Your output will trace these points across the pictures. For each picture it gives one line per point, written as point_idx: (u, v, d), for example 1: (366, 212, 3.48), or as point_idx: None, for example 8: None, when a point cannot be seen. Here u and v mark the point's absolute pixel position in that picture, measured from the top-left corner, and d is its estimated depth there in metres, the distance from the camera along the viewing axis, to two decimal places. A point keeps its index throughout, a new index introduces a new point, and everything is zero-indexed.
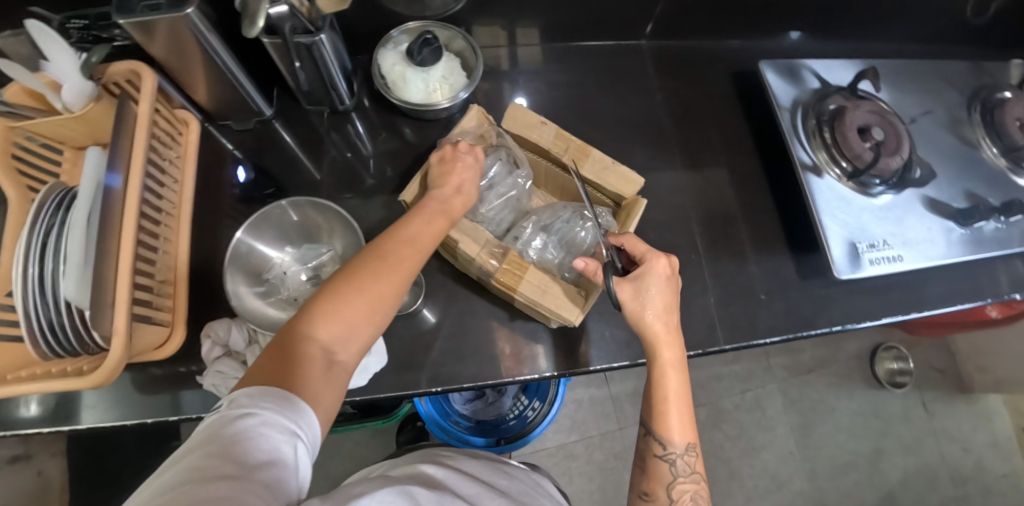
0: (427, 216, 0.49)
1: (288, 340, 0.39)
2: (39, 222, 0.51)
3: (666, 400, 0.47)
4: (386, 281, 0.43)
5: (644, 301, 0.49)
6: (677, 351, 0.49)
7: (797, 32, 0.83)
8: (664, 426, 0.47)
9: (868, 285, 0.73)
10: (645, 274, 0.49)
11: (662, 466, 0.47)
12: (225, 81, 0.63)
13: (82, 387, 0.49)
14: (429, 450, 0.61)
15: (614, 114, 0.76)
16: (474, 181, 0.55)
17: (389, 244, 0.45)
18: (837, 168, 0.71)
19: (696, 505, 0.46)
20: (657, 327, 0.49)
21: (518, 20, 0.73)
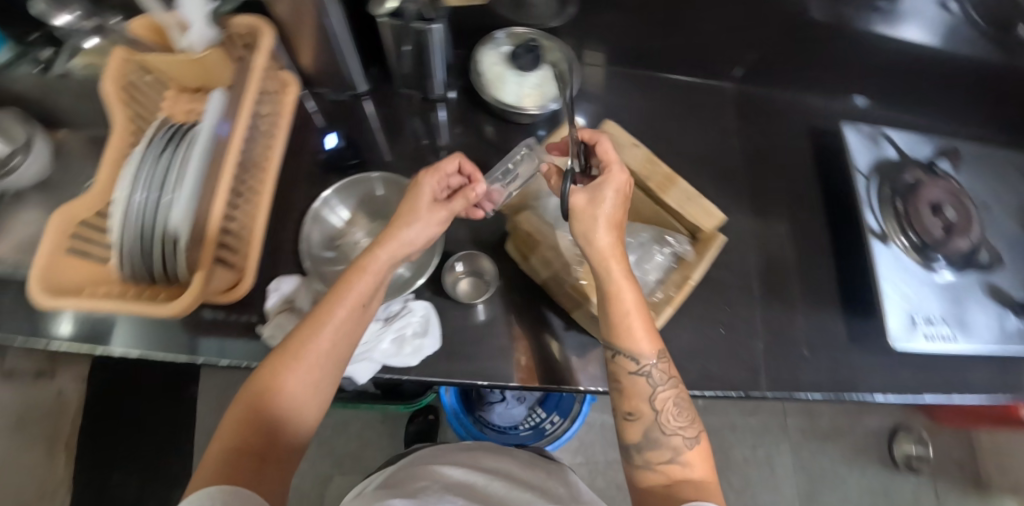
0: (361, 282, 0.52)
1: (238, 426, 0.46)
2: (149, 152, 0.54)
3: (628, 314, 0.50)
4: (310, 373, 0.48)
5: (597, 211, 0.50)
6: (625, 265, 0.50)
7: (860, 96, 0.83)
8: (628, 342, 0.50)
9: (915, 360, 0.72)
10: (599, 184, 0.51)
11: (638, 380, 0.50)
12: (331, 50, 0.66)
13: (156, 315, 0.50)
14: (437, 448, 0.72)
15: (688, 147, 0.77)
16: (433, 220, 0.55)
17: (318, 320, 0.50)
18: (904, 238, 0.71)
19: (678, 408, 0.50)
20: (606, 240, 0.50)
21: (612, 41, 0.76)
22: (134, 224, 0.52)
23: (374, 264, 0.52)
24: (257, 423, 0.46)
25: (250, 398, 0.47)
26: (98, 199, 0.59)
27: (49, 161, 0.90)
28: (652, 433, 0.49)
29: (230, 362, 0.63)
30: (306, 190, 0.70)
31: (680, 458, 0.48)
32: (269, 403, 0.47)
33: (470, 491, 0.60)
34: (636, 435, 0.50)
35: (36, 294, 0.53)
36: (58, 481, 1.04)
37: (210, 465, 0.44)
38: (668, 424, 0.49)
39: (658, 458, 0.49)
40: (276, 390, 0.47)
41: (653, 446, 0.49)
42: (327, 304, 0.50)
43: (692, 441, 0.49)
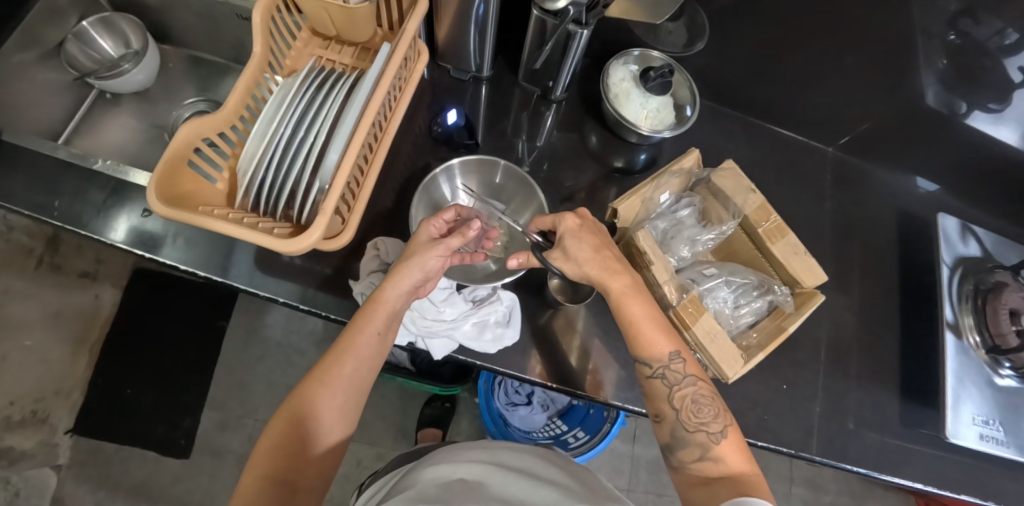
0: (377, 317, 0.52)
1: (274, 454, 0.47)
2: (301, 90, 0.55)
3: (635, 325, 0.52)
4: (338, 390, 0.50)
5: (574, 259, 0.54)
6: (626, 277, 0.53)
7: (931, 185, 0.84)
8: (640, 348, 0.52)
9: (959, 458, 0.72)
10: (562, 235, 0.55)
11: (656, 383, 0.52)
12: (471, 31, 0.67)
13: (271, 247, 0.50)
14: (451, 449, 0.69)
15: (781, 201, 0.78)
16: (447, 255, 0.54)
17: (339, 351, 0.51)
18: (976, 337, 0.72)
19: (698, 405, 0.50)
20: (593, 272, 0.54)
21: (733, 82, 0.77)
22: (271, 157, 0.52)
23: (388, 299, 0.53)
24: (288, 453, 0.47)
25: (280, 428, 0.48)
26: (222, 120, 0.60)
27: (153, 74, 0.91)
28: (678, 432, 0.51)
29: (308, 308, 0.65)
30: (412, 159, 0.71)
31: (710, 455, 0.49)
32: (291, 440, 0.48)
33: (488, 490, 0.57)
34: (667, 436, 0.52)
35: (155, 202, 0.52)
36: (76, 381, 1.11)
37: (248, 498, 0.45)
38: (690, 421, 0.50)
39: (691, 457, 0.50)
40: (301, 420, 0.48)
41: (683, 445, 0.51)
42: (347, 335, 0.52)
43: (718, 436, 0.49)
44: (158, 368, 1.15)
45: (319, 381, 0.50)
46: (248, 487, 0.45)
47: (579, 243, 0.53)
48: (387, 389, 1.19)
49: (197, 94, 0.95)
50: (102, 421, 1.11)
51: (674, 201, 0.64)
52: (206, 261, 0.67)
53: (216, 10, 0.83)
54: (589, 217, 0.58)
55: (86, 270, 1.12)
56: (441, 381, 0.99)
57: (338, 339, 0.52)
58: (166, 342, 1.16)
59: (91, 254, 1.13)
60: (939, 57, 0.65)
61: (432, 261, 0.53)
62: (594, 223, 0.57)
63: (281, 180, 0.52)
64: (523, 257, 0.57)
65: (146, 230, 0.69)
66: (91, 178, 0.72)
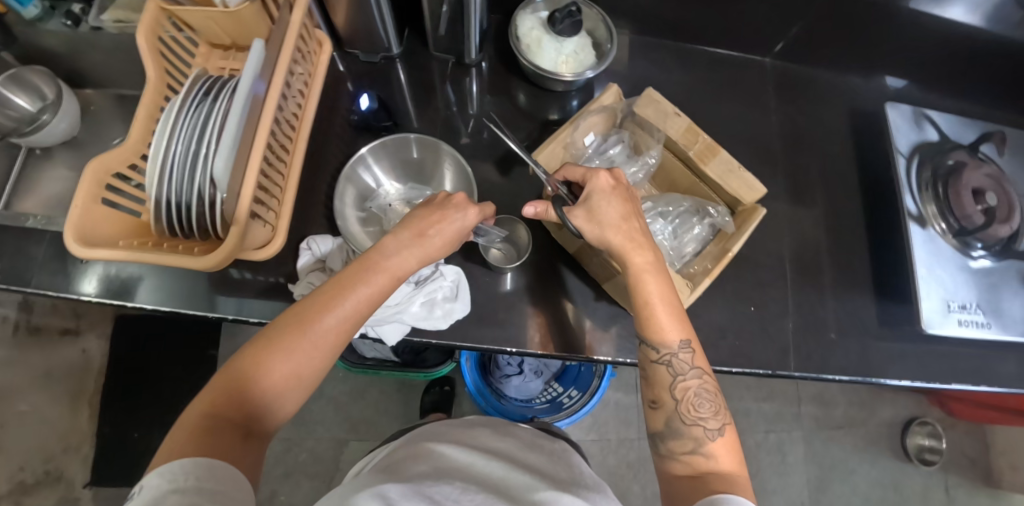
0: (374, 275, 0.48)
1: (231, 387, 0.43)
2: (187, 103, 0.54)
3: (650, 305, 0.50)
4: (308, 353, 0.45)
5: (599, 222, 0.51)
6: (648, 254, 0.50)
7: (903, 81, 0.81)
8: (652, 331, 0.50)
9: (942, 347, 0.71)
10: (591, 192, 0.51)
11: (661, 369, 0.50)
12: (368, 10, 0.65)
13: (195, 267, 0.51)
14: (432, 428, 0.69)
15: (724, 124, 0.76)
16: (455, 236, 0.53)
17: (322, 302, 0.46)
18: (942, 223, 0.70)
19: (700, 399, 0.49)
20: (618, 240, 0.50)
21: (652, 11, 0.74)
22: (174, 175, 0.51)
23: (392, 265, 0.49)
24: (241, 397, 0.43)
25: (239, 370, 0.44)
26: (130, 152, 0.59)
27: (76, 121, 0.89)
28: (675, 422, 0.49)
29: (262, 321, 0.65)
30: (340, 152, 0.69)
31: (702, 450, 0.47)
32: (237, 391, 0.43)
33: (467, 470, 0.57)
34: (659, 424, 0.50)
35: (73, 243, 0.52)
36: (82, 435, 1.10)
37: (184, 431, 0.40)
38: (689, 415, 0.49)
39: (681, 448, 0.48)
40: (267, 365, 0.44)
41: (675, 435, 0.49)
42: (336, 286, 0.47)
43: (715, 432, 0.48)
44: (163, 405, 1.19)
45: (294, 326, 0.45)
46: (190, 420, 0.41)
47: (610, 205, 0.50)
48: (385, 385, 1.20)
49: (124, 131, 0.93)
50: (122, 467, 1.14)
51: (599, 140, 0.62)
52: (179, 293, 0.67)
53: (119, 42, 0.81)
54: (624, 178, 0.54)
55: (66, 325, 1.09)
56: (426, 367, 0.97)
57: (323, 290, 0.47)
58: (168, 378, 1.19)
59: (69, 310, 1.10)
60: None
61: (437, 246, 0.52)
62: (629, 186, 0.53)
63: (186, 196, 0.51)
64: (541, 205, 0.54)
65: (124, 274, 0.68)
66: (25, 234, 0.70)
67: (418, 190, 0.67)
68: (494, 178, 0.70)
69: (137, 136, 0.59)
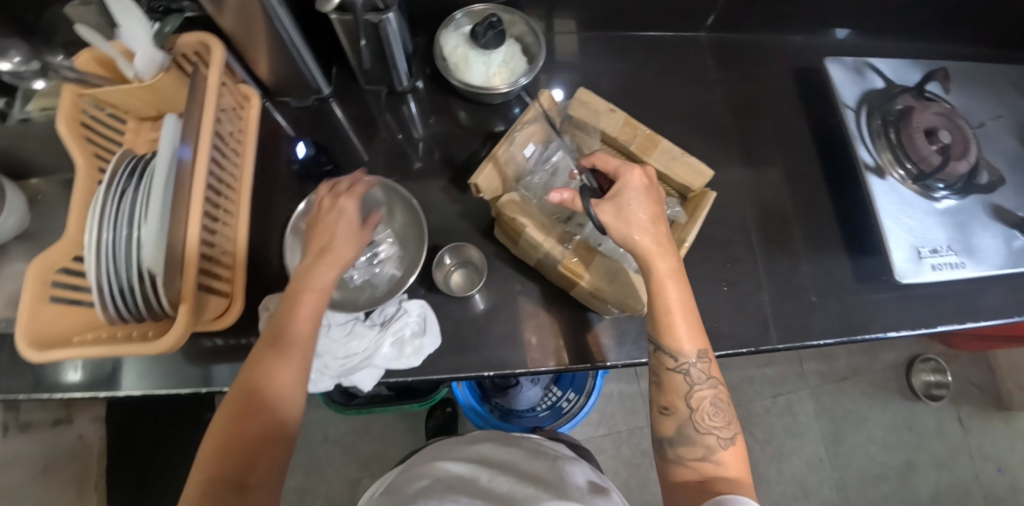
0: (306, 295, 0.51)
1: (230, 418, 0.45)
2: (113, 186, 0.53)
3: (670, 313, 0.48)
4: (279, 381, 0.47)
5: (632, 219, 0.48)
6: (673, 260, 0.48)
7: (846, 29, 0.81)
8: (668, 338, 0.48)
9: (923, 291, 0.71)
10: (623, 188, 0.49)
11: (677, 377, 0.48)
12: (287, 57, 0.63)
13: (150, 352, 0.50)
14: (433, 450, 0.68)
15: (669, 107, 0.75)
16: (351, 237, 0.54)
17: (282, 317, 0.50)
18: (900, 170, 0.69)
19: (716, 408, 0.48)
20: (647, 242, 0.48)
21: (579, 5, 0.73)
22: (110, 264, 0.50)
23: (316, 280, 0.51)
24: (232, 450, 0.44)
25: (218, 429, 0.45)
26: (71, 245, 0.58)
27: (25, 214, 0.85)
28: (687, 430, 0.48)
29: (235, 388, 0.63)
30: (287, 203, 0.68)
31: (712, 457, 0.47)
32: (225, 449, 0.44)
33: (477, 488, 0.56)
34: (669, 431, 0.49)
35: (25, 349, 0.51)
36: None
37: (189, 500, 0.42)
38: (703, 422, 0.48)
39: (691, 454, 0.47)
40: (250, 408, 0.46)
41: (685, 443, 0.48)
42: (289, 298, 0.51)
43: (727, 441, 0.47)
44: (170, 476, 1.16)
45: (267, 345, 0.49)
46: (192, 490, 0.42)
47: (642, 204, 0.47)
48: (387, 417, 1.19)
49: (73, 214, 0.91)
50: None
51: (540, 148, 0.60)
52: (151, 374, 0.65)
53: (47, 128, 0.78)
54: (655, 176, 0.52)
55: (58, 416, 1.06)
56: (420, 396, 0.96)
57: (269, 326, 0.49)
58: None
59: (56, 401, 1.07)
60: None
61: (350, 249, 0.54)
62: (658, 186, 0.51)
63: (128, 282, 0.50)
64: (568, 193, 0.50)
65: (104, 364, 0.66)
66: None
67: None
68: (448, 201, 0.69)
69: (76, 225, 0.58)
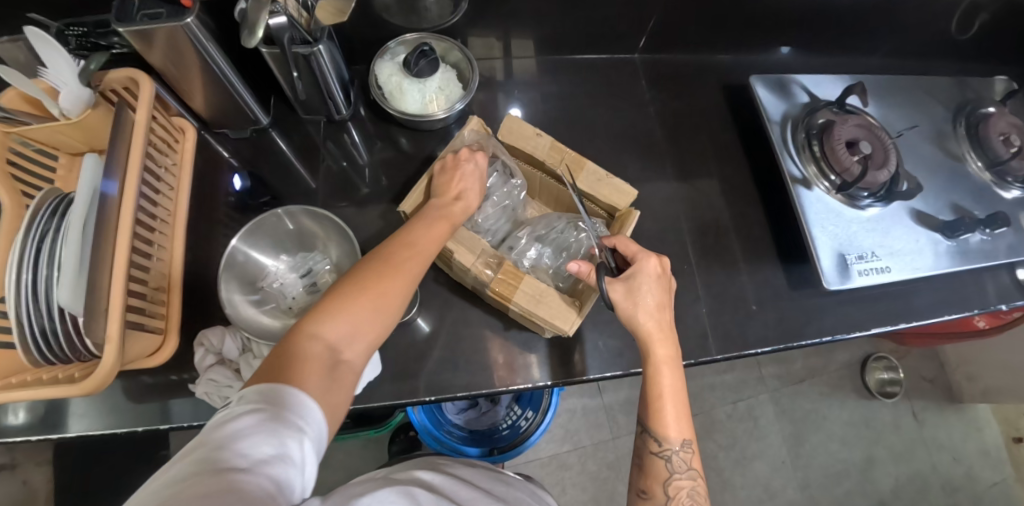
0: (433, 221, 0.52)
1: (293, 346, 0.40)
2: (35, 225, 0.52)
3: (663, 398, 0.49)
4: (390, 283, 0.45)
5: (640, 300, 0.50)
6: (671, 346, 0.50)
7: (788, 47, 0.84)
8: (657, 425, 0.49)
9: (856, 295, 0.74)
10: (637, 272, 0.51)
11: (658, 462, 0.49)
12: (222, 90, 0.64)
13: (73, 394, 0.49)
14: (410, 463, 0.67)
15: (607, 126, 0.77)
16: (478, 188, 0.57)
17: (384, 260, 0.46)
18: (826, 181, 0.72)
19: (693, 499, 0.48)
20: (648, 325, 0.50)
21: (514, 31, 0.75)
22: (30, 305, 0.49)
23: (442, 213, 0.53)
24: (325, 330, 0.41)
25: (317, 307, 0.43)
26: None
27: None
28: None
29: (173, 425, 0.61)
30: (227, 234, 0.68)
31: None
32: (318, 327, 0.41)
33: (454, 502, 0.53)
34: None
35: None
36: None
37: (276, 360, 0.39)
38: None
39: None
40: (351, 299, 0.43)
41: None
42: (393, 249, 0.48)
43: None
44: None
45: (353, 284, 0.44)
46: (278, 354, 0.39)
47: (651, 292, 0.50)
48: (351, 445, 1.17)
49: None
50: None
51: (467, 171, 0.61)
52: (85, 415, 0.62)
53: None
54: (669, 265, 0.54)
55: None
56: (377, 422, 0.95)
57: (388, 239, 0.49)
58: None
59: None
60: None
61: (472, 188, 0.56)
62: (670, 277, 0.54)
63: (51, 324, 0.50)
64: (585, 265, 0.53)
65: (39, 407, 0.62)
66: None
67: (304, 258, 0.66)
68: (391, 227, 0.69)
69: None
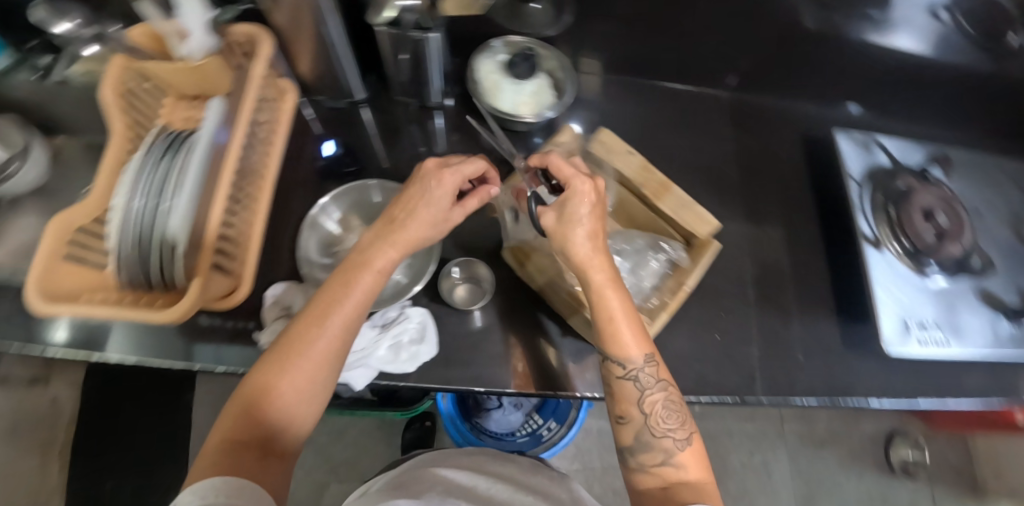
0: (360, 281, 0.51)
1: (223, 444, 0.46)
2: (150, 157, 0.55)
3: (614, 321, 0.51)
4: (307, 366, 0.48)
5: (574, 223, 0.51)
6: (607, 270, 0.51)
7: (857, 106, 0.84)
8: (614, 349, 0.51)
9: (908, 364, 0.73)
10: (572, 195, 0.51)
11: (627, 385, 0.51)
12: (329, 58, 0.66)
13: (153, 320, 0.50)
14: (440, 454, 0.69)
15: (683, 155, 0.78)
16: (434, 213, 0.54)
17: (290, 353, 0.48)
18: (896, 244, 0.72)
19: (667, 411, 0.51)
20: (585, 251, 0.50)
21: (610, 49, 0.77)
22: (133, 230, 0.52)
23: (375, 263, 0.52)
24: (251, 422, 0.47)
25: (241, 400, 0.47)
26: (94, 206, 0.59)
27: (40, 172, 0.87)
28: (644, 436, 0.50)
29: (226, 369, 0.64)
30: (305, 197, 0.71)
31: (672, 461, 0.49)
32: (246, 423, 0.47)
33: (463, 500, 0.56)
34: (629, 438, 0.51)
35: (32, 298, 0.52)
36: (51, 489, 1.04)
37: (210, 461, 0.45)
38: (658, 426, 0.50)
39: (652, 461, 0.50)
40: (272, 389, 0.47)
41: (645, 448, 0.50)
42: (297, 334, 0.49)
43: (683, 443, 0.50)
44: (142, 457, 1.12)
45: (267, 380, 0.48)
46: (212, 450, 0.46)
47: (585, 215, 0.50)
48: (365, 424, 1.19)
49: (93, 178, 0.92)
50: None
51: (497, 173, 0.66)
52: (150, 343, 0.65)
53: (84, 94, 0.80)
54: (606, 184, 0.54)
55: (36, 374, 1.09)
56: (403, 405, 0.96)
57: (311, 306, 0.50)
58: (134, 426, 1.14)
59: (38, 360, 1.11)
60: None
61: (428, 221, 0.54)
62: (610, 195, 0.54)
63: (144, 251, 0.52)
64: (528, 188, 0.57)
65: (92, 326, 0.67)
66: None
67: None
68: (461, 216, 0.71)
69: (103, 189, 0.59)
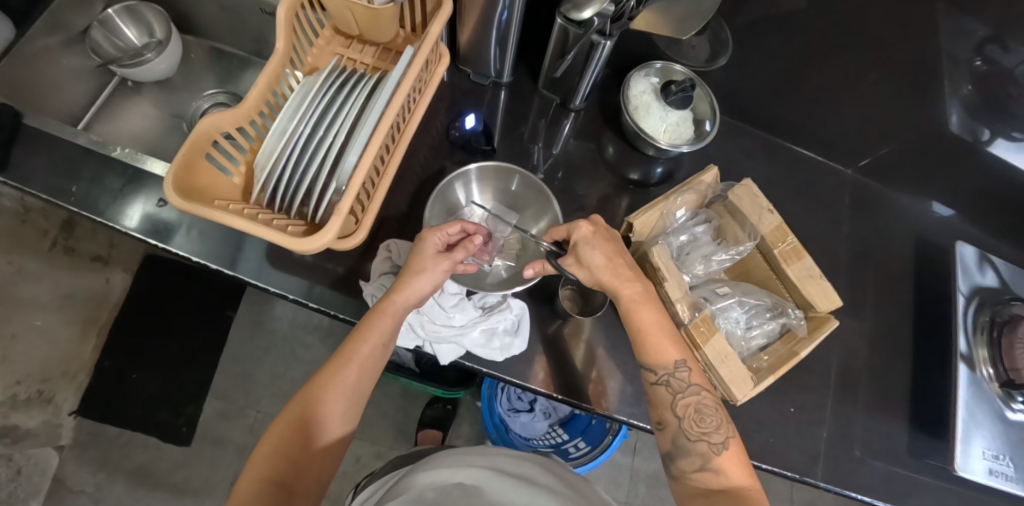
0: (380, 324, 0.54)
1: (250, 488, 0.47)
2: (322, 93, 0.58)
3: (642, 333, 0.53)
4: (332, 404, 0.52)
5: (587, 263, 0.54)
6: (637, 284, 0.53)
7: (945, 209, 0.82)
8: (647, 355, 0.52)
9: (966, 490, 0.71)
10: (575, 242, 0.55)
11: (660, 390, 0.52)
12: (493, 35, 0.66)
13: (286, 242, 0.50)
14: (449, 453, 0.62)
15: (795, 223, 0.78)
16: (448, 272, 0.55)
17: (312, 402, 0.51)
18: (990, 370, 0.71)
19: (701, 414, 0.50)
20: (606, 278, 0.53)
21: (756, 100, 0.77)
22: (296, 157, 0.55)
23: (392, 308, 0.54)
24: (278, 461, 0.49)
25: (269, 442, 0.49)
26: (243, 115, 0.58)
27: (176, 65, 0.88)
28: (681, 441, 0.50)
29: (316, 306, 0.65)
30: (427, 162, 0.72)
31: (711, 465, 0.49)
32: (276, 463, 0.48)
33: (486, 499, 0.51)
34: (668, 445, 0.52)
35: (171, 191, 0.50)
36: (82, 363, 1.15)
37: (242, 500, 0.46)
38: (693, 430, 0.50)
39: (691, 466, 0.50)
40: (302, 432, 0.50)
41: (684, 454, 0.50)
42: (316, 384, 0.52)
43: (720, 446, 0.49)
44: (164, 358, 1.20)
45: (295, 422, 0.50)
46: (241, 492, 0.47)
47: (592, 250, 0.54)
48: (389, 387, 1.20)
49: (219, 86, 0.92)
50: (105, 402, 1.16)
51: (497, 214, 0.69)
52: (246, 260, 0.66)
53: (240, 4, 0.81)
54: (602, 223, 0.58)
55: (99, 252, 1.16)
56: (446, 385, 0.99)
57: (342, 346, 0.54)
58: (166, 327, 1.21)
59: (105, 239, 1.17)
60: (964, 83, 0.63)
61: (443, 273, 0.55)
62: (607, 229, 0.57)
63: (297, 179, 0.55)
64: (538, 264, 0.57)
65: (161, 219, 0.67)
66: (109, 164, 0.70)
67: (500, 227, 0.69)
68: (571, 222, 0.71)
69: (256, 100, 0.59)
